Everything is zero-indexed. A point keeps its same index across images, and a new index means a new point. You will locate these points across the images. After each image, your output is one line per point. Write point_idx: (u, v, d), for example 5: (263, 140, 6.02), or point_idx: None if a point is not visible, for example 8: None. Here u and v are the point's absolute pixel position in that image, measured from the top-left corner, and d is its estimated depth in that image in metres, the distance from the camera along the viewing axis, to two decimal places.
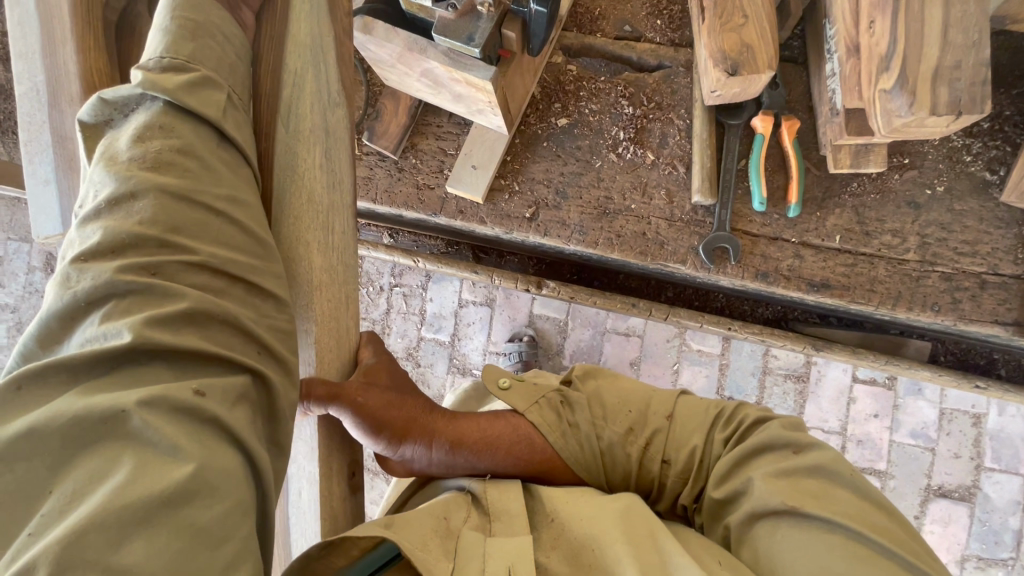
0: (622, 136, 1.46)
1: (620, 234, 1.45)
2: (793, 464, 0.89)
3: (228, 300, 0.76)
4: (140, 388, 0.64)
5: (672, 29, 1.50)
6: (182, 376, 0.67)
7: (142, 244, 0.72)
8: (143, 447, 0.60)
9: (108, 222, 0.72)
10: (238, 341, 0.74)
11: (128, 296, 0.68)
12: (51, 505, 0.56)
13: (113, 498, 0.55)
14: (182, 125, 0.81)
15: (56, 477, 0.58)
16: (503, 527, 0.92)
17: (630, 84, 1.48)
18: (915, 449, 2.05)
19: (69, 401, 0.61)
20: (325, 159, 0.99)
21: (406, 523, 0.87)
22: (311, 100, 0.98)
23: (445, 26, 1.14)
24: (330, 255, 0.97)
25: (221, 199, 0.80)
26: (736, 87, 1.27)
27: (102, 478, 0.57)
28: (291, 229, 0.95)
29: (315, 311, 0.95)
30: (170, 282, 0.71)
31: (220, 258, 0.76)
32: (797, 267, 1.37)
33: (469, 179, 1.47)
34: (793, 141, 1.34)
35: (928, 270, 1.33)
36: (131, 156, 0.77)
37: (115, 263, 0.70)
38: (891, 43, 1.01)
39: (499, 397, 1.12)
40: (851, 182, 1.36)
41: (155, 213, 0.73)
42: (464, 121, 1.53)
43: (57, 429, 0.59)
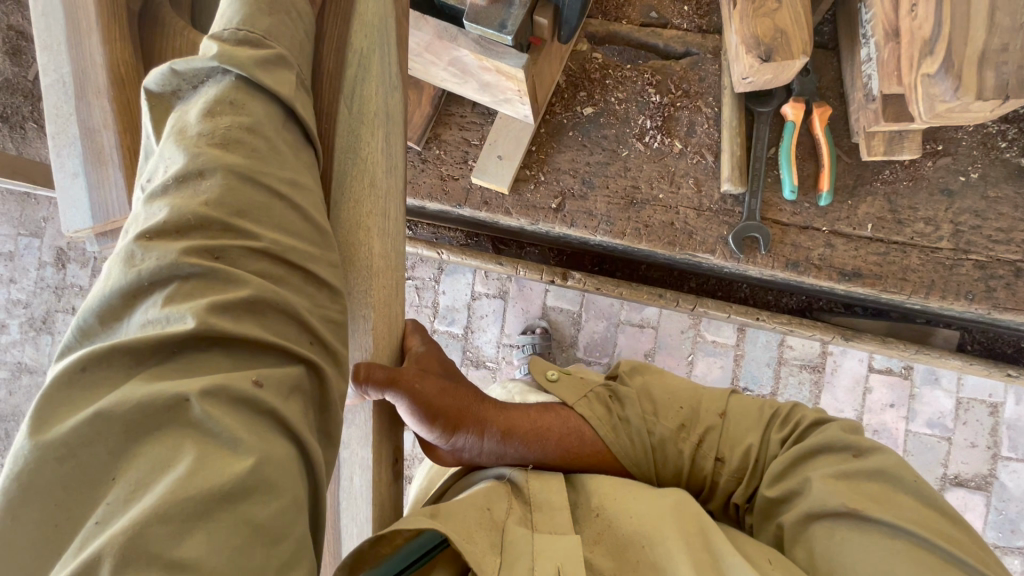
0: (649, 125, 1.44)
1: (648, 224, 1.44)
2: (853, 467, 0.93)
3: (286, 287, 0.77)
4: (201, 376, 0.64)
5: (700, 15, 1.47)
6: (241, 365, 0.68)
7: (208, 226, 0.73)
8: (205, 437, 0.61)
9: (174, 201, 0.73)
10: (293, 330, 0.75)
11: (190, 280, 0.69)
12: (115, 495, 0.57)
13: (175, 489, 0.56)
14: (253, 102, 0.83)
15: (119, 464, 0.58)
16: (542, 520, 0.93)
17: (657, 72, 1.46)
18: (931, 438, 2.04)
19: (133, 387, 0.61)
20: (386, 146, 1.03)
21: (451, 513, 0.87)
22: (377, 83, 1.03)
23: (476, 13, 1.12)
24: (387, 241, 1.00)
25: (284, 182, 0.82)
26: (769, 73, 1.25)
27: (167, 465, 0.58)
28: (351, 212, 0.99)
29: (372, 298, 0.97)
30: (231, 266, 0.72)
31: (281, 245, 0.78)
32: (827, 256, 1.36)
33: (496, 170, 1.46)
34: (825, 128, 1.33)
35: (961, 259, 1.32)
36: (200, 131, 0.79)
37: (178, 244, 0.70)
38: (936, 26, 0.99)
39: (549, 388, 1.19)
40: (883, 169, 1.35)
41: (222, 194, 0.75)
42: (488, 111, 1.52)
43: (121, 416, 0.59)
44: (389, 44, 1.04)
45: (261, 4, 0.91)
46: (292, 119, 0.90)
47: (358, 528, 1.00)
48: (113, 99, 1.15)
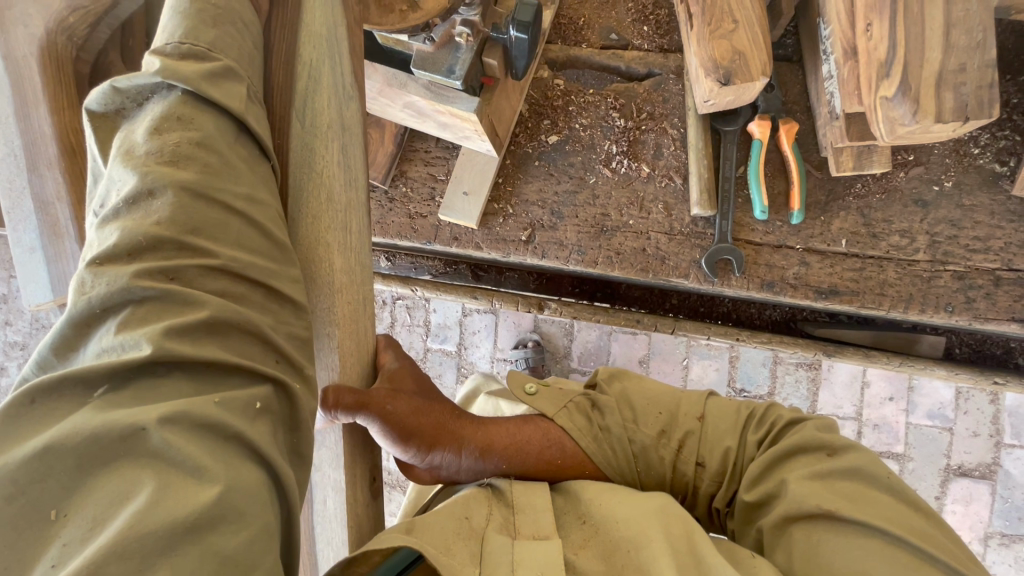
0: (615, 150, 1.43)
1: (619, 251, 1.42)
2: (827, 466, 0.90)
3: (248, 306, 0.72)
4: (160, 402, 0.59)
5: (661, 34, 1.44)
6: (204, 389, 0.63)
7: (161, 245, 0.67)
8: (166, 466, 0.55)
9: (125, 223, 0.68)
10: (256, 349, 0.71)
11: (145, 304, 0.64)
12: (72, 533, 0.52)
13: (132, 525, 0.50)
14: (203, 117, 0.77)
15: (72, 500, 0.53)
16: (524, 526, 0.90)
17: (620, 96, 1.44)
18: (932, 430, 2.01)
19: (87, 416, 0.56)
20: (344, 156, 0.94)
21: (428, 526, 0.83)
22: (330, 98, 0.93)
23: (423, 59, 1.10)
24: (350, 255, 0.93)
25: (242, 198, 0.76)
26: (729, 96, 1.23)
27: (124, 500, 0.52)
28: (308, 231, 0.90)
29: (336, 314, 0.91)
30: (188, 288, 0.67)
31: (241, 262, 0.72)
32: (802, 275, 1.34)
33: (462, 206, 1.45)
34: (792, 145, 1.30)
35: (939, 270, 1.29)
36: (147, 149, 0.72)
37: (131, 266, 0.66)
38: (891, 48, 0.96)
39: (525, 402, 1.14)
40: (855, 183, 1.32)
41: (173, 213, 0.69)
42: (452, 145, 1.50)
43: (71, 449, 0.54)
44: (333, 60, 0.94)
45: (204, 18, 0.84)
46: (246, 130, 0.82)
47: (335, 553, 0.95)
48: (66, 171, 1.14)
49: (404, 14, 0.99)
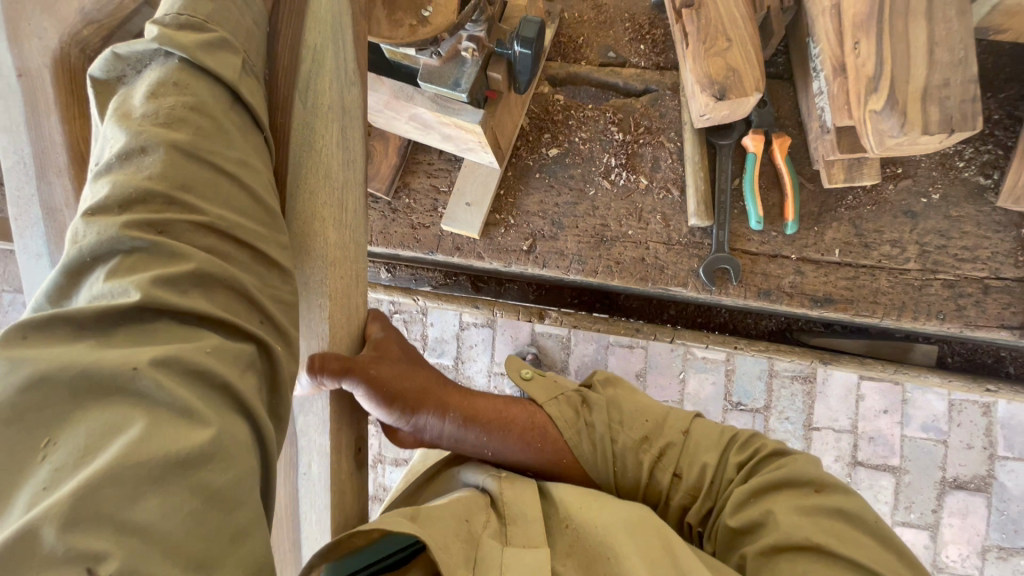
0: (613, 163, 1.47)
1: (619, 261, 1.45)
2: (816, 501, 0.88)
3: (234, 265, 0.73)
4: (149, 346, 0.59)
5: (657, 53, 1.50)
6: (192, 338, 0.64)
7: (150, 199, 0.68)
8: (156, 405, 0.55)
9: (118, 178, 0.69)
10: (241, 307, 0.71)
11: (134, 254, 0.65)
12: (61, 458, 0.51)
13: (123, 455, 0.50)
14: (199, 83, 0.78)
15: (58, 430, 0.52)
16: (515, 535, 0.89)
17: (618, 111, 1.48)
18: (931, 444, 1.68)
19: (80, 352, 0.56)
20: (342, 136, 0.96)
21: (432, 520, 0.83)
22: (331, 98, 0.95)
23: (430, 73, 1.13)
24: (344, 232, 0.95)
25: (231, 161, 0.78)
26: (725, 110, 1.28)
27: (116, 433, 0.52)
28: (304, 205, 0.93)
29: (327, 286, 0.92)
30: (177, 241, 0.68)
31: (228, 222, 0.73)
32: (798, 283, 1.37)
33: (464, 216, 1.47)
34: (785, 157, 1.34)
35: (930, 279, 1.33)
36: (144, 112, 0.74)
37: (121, 217, 0.66)
38: (879, 65, 1.01)
39: (520, 386, 1.15)
40: (846, 196, 1.36)
41: (164, 169, 0.70)
42: (454, 157, 1.53)
43: (68, 379, 0.54)
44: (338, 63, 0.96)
45: None
46: (240, 102, 0.84)
47: (319, 517, 0.93)
48: (75, 178, 1.15)
49: (414, 29, 0.99)
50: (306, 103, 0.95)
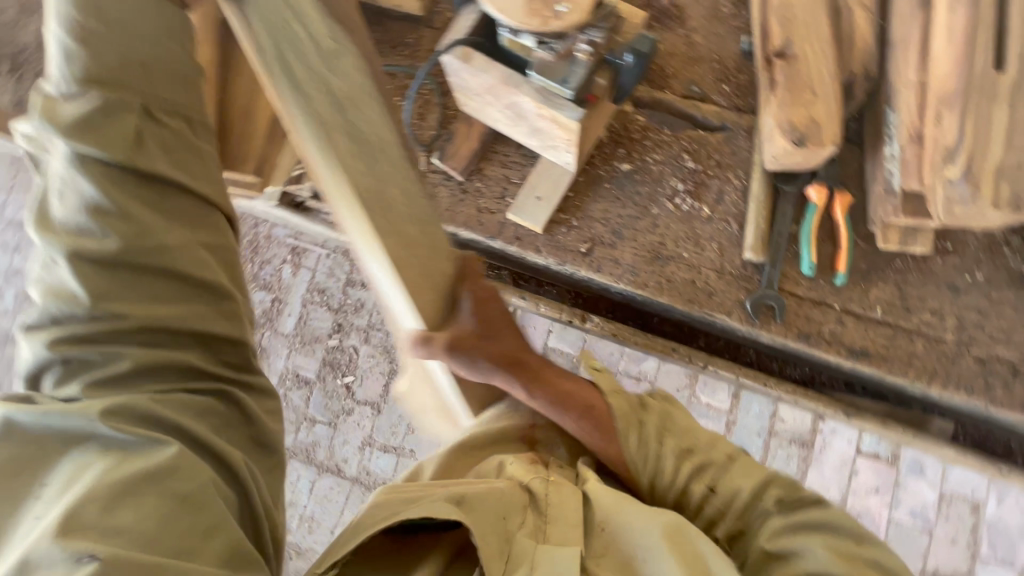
0: (681, 188, 1.55)
1: (670, 279, 1.51)
2: (854, 550, 0.93)
3: (171, 288, 0.94)
4: (109, 397, 0.87)
5: (739, 96, 1.59)
6: (165, 387, 0.93)
7: (100, 237, 0.89)
8: (125, 451, 0.83)
9: (63, 210, 0.89)
10: (196, 351, 0.97)
11: (95, 322, 0.88)
12: (43, 503, 0.77)
13: (100, 480, 0.79)
14: (120, 118, 0.89)
15: (45, 471, 0.81)
16: (554, 531, 0.96)
17: (693, 141, 1.57)
18: (914, 529, 2.04)
19: (58, 407, 0.84)
20: (327, 67, 0.93)
21: (476, 502, 0.92)
22: (311, 50, 0.92)
23: (544, 66, 1.23)
24: (360, 165, 0.93)
25: (183, 181, 0.95)
26: (798, 157, 1.37)
27: (79, 475, 0.80)
28: (314, 138, 0.89)
29: (372, 228, 0.91)
30: (132, 283, 0.91)
31: (175, 262, 0.94)
32: (838, 333, 1.43)
33: (532, 209, 1.55)
34: (844, 213, 1.43)
35: (964, 352, 1.38)
36: (81, 125, 0.87)
37: (63, 239, 0.88)
38: (959, 138, 1.11)
39: (592, 372, 1.24)
40: (895, 260, 1.43)
41: (117, 232, 0.89)
42: (531, 153, 1.60)
43: (46, 442, 0.83)
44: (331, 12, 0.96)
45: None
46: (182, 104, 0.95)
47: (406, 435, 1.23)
48: None
49: (547, 19, 1.11)
50: (270, 42, 0.88)
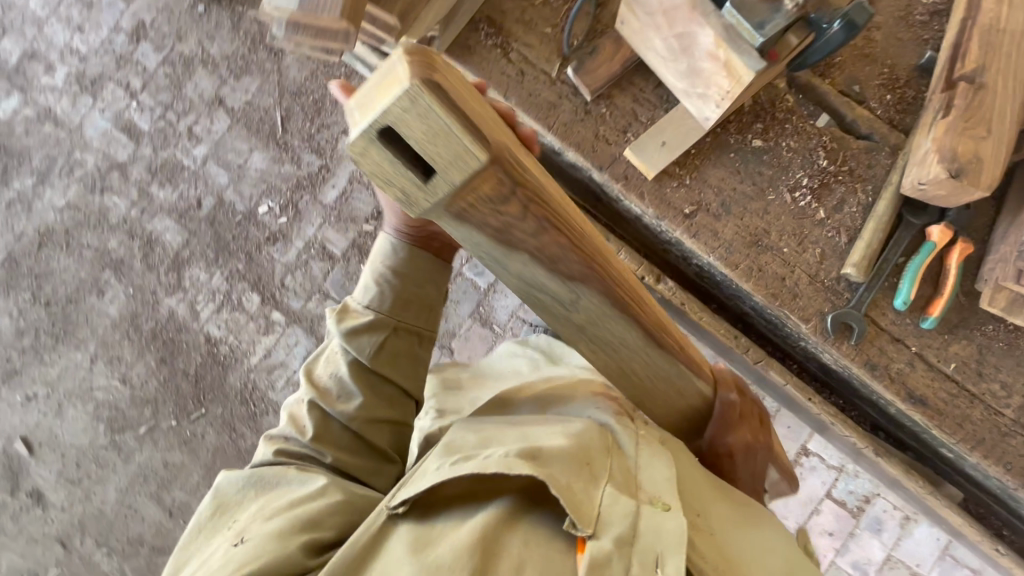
0: (805, 183, 1.48)
1: (761, 269, 1.47)
2: None
3: (404, 406, 1.38)
4: (338, 438, 1.29)
5: (898, 110, 1.50)
6: (385, 390, 1.35)
7: (362, 377, 1.33)
8: (280, 494, 1.17)
9: (361, 329, 1.33)
10: (423, 355, 1.40)
11: (351, 392, 1.32)
12: (240, 516, 1.15)
13: (270, 508, 1.13)
14: (421, 265, 1.36)
15: (260, 491, 1.20)
16: (646, 482, 0.99)
17: (834, 140, 1.49)
18: None
19: (245, 486, 1.21)
20: (485, 232, 0.84)
21: (551, 459, 0.95)
22: (503, 262, 0.92)
23: (744, 3, 1.21)
24: (553, 269, 0.90)
25: (411, 331, 1.37)
26: (944, 190, 1.30)
27: (274, 497, 1.16)
28: (527, 254, 0.88)
29: (593, 334, 1.04)
30: (367, 397, 1.32)
31: (421, 358, 1.40)
32: (904, 373, 1.42)
33: (652, 153, 1.47)
34: (959, 262, 1.38)
35: (1016, 432, 1.38)
36: (365, 323, 1.33)
37: (329, 380, 1.35)
38: None
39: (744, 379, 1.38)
40: (988, 324, 1.40)
41: (376, 351, 1.33)
42: (667, 97, 1.51)
43: (236, 487, 1.21)
44: (545, 218, 0.85)
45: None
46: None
47: None
48: None
49: None
50: (497, 255, 0.89)
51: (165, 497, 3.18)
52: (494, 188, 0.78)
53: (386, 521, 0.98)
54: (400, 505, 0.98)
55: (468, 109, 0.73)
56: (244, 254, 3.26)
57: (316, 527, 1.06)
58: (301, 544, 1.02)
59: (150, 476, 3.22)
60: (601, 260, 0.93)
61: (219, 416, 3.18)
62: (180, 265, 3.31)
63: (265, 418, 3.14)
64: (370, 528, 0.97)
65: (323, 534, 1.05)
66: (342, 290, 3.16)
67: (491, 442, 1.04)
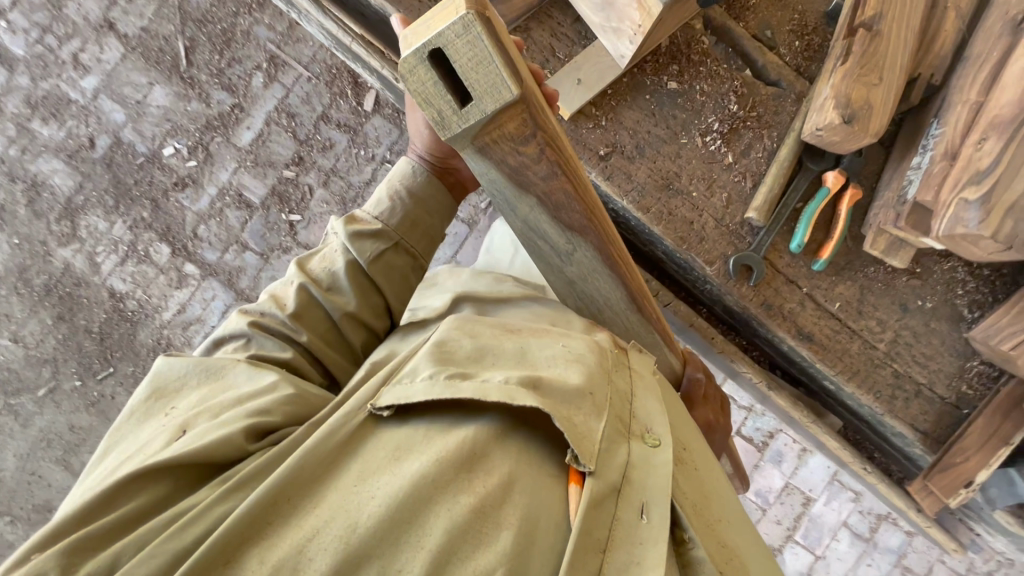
0: (715, 127, 1.50)
1: (672, 213, 1.49)
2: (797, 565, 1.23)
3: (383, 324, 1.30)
4: (316, 333, 1.20)
5: (805, 57, 1.52)
6: (377, 298, 1.27)
7: (359, 278, 1.25)
8: (225, 390, 1.01)
9: (374, 230, 1.27)
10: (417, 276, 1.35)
11: (342, 294, 1.23)
12: (179, 408, 0.99)
13: (213, 404, 0.98)
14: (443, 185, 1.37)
15: (202, 386, 1.03)
16: (638, 418, 1.02)
17: (745, 85, 1.51)
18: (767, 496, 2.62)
19: (185, 373, 1.04)
20: (506, 162, 1.01)
21: (552, 391, 0.94)
22: (507, 189, 1.08)
23: None
24: (546, 208, 1.10)
25: (418, 252, 1.34)
26: (838, 136, 1.35)
27: (214, 397, 1.00)
28: (528, 187, 1.06)
29: (572, 265, 1.24)
30: (358, 305, 1.23)
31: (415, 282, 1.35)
32: (795, 313, 1.51)
33: (568, 92, 1.42)
34: (848, 207, 1.46)
35: (886, 364, 1.53)
36: (377, 228, 1.27)
37: (324, 273, 1.24)
38: (994, 162, 1.16)
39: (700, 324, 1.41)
40: (870, 266, 1.51)
41: (380, 263, 1.27)
42: (585, 33, 1.47)
43: (177, 374, 1.04)
44: (554, 161, 1.04)
45: None
46: None
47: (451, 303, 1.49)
48: None
49: None
50: (508, 193, 1.09)
51: (73, 461, 2.98)
52: (518, 127, 0.97)
53: (366, 419, 0.91)
54: (386, 408, 0.91)
55: (505, 46, 0.88)
56: (149, 201, 2.99)
57: (266, 412, 0.94)
58: (245, 426, 0.90)
59: (55, 440, 3.01)
60: (592, 202, 1.13)
61: (129, 375, 2.97)
62: (74, 212, 3.00)
63: None
64: (348, 422, 0.90)
65: (272, 420, 0.93)
66: (262, 241, 2.98)
67: (488, 358, 1.01)
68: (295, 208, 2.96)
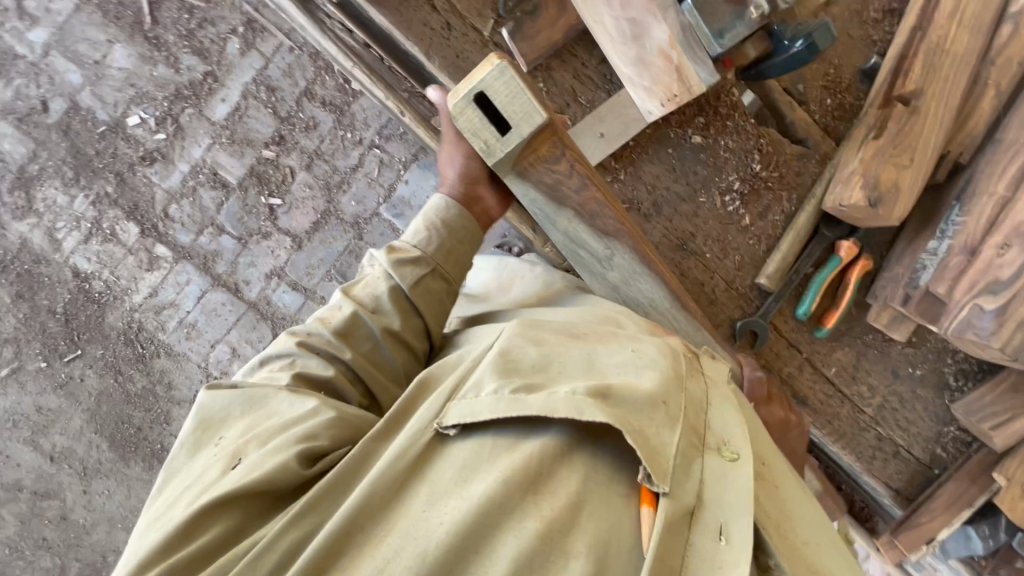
0: (736, 187, 1.44)
1: (683, 273, 1.47)
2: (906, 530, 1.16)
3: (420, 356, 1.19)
4: (358, 357, 1.10)
5: (836, 115, 1.45)
6: (419, 320, 1.18)
7: (397, 301, 1.16)
8: (269, 417, 0.95)
9: (412, 254, 1.18)
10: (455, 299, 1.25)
11: (382, 324, 1.13)
12: (225, 439, 0.93)
13: (261, 433, 0.91)
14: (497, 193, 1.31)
15: (244, 413, 0.96)
16: (716, 425, 0.91)
17: (770, 143, 1.44)
18: None
19: (227, 402, 0.97)
20: (545, 181, 1.11)
21: (623, 400, 0.85)
22: (548, 203, 1.17)
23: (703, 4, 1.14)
24: (584, 221, 1.18)
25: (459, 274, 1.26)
26: (860, 215, 1.32)
27: (257, 426, 0.94)
28: (565, 202, 1.15)
29: (617, 271, 1.29)
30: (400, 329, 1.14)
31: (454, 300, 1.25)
32: (792, 376, 1.55)
33: (589, 145, 1.35)
34: (857, 279, 1.44)
35: (871, 426, 1.58)
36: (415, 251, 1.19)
37: (363, 300, 1.15)
38: (1014, 276, 1.19)
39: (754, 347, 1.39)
40: (868, 333, 1.53)
41: (419, 285, 1.18)
42: (610, 77, 1.35)
43: (220, 402, 0.97)
44: (586, 178, 1.13)
45: None
46: None
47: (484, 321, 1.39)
48: None
49: None
50: (549, 210, 1.19)
51: (42, 442, 2.89)
52: (549, 149, 1.07)
53: (433, 439, 0.84)
54: (453, 426, 0.85)
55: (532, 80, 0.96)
56: (113, 174, 2.75)
57: (312, 437, 0.89)
58: (298, 452, 0.85)
59: (21, 421, 2.89)
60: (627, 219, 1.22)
61: (98, 358, 2.83)
62: (28, 182, 2.78)
63: (156, 360, 2.80)
64: (412, 445, 0.83)
65: (322, 444, 0.88)
66: (239, 225, 2.74)
67: (556, 368, 0.93)
68: (276, 190, 2.70)
